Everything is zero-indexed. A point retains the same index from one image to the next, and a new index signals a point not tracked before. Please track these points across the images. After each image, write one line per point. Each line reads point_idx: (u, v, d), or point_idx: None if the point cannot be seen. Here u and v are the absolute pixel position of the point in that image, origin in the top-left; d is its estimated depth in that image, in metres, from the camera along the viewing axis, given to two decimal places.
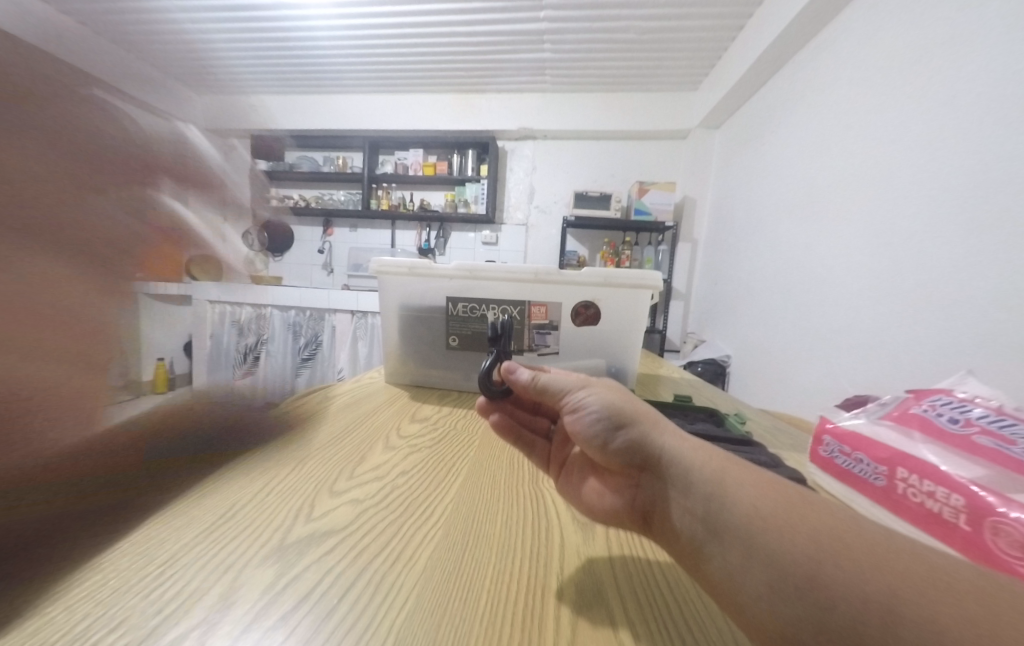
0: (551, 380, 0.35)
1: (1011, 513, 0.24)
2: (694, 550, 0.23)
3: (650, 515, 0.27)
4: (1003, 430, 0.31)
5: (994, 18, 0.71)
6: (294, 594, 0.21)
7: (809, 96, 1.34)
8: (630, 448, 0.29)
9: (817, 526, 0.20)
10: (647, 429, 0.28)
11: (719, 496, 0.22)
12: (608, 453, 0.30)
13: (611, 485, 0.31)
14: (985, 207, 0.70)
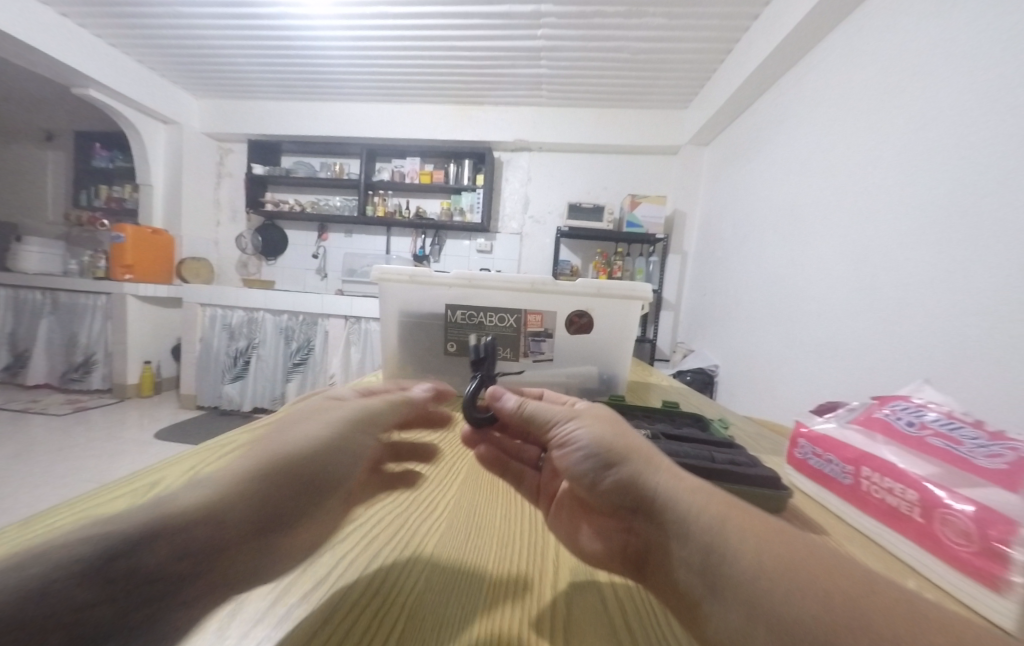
0: (536, 408, 0.32)
1: (954, 505, 0.27)
2: (691, 605, 0.21)
3: (643, 563, 0.25)
4: (951, 430, 0.34)
5: (959, 54, 0.77)
6: (306, 583, 0.22)
7: (793, 119, 1.41)
8: (623, 487, 0.26)
9: (815, 573, 0.19)
10: (640, 468, 0.25)
11: (721, 545, 0.20)
12: (598, 494, 0.27)
13: (600, 528, 0.28)
14: (945, 227, 0.75)
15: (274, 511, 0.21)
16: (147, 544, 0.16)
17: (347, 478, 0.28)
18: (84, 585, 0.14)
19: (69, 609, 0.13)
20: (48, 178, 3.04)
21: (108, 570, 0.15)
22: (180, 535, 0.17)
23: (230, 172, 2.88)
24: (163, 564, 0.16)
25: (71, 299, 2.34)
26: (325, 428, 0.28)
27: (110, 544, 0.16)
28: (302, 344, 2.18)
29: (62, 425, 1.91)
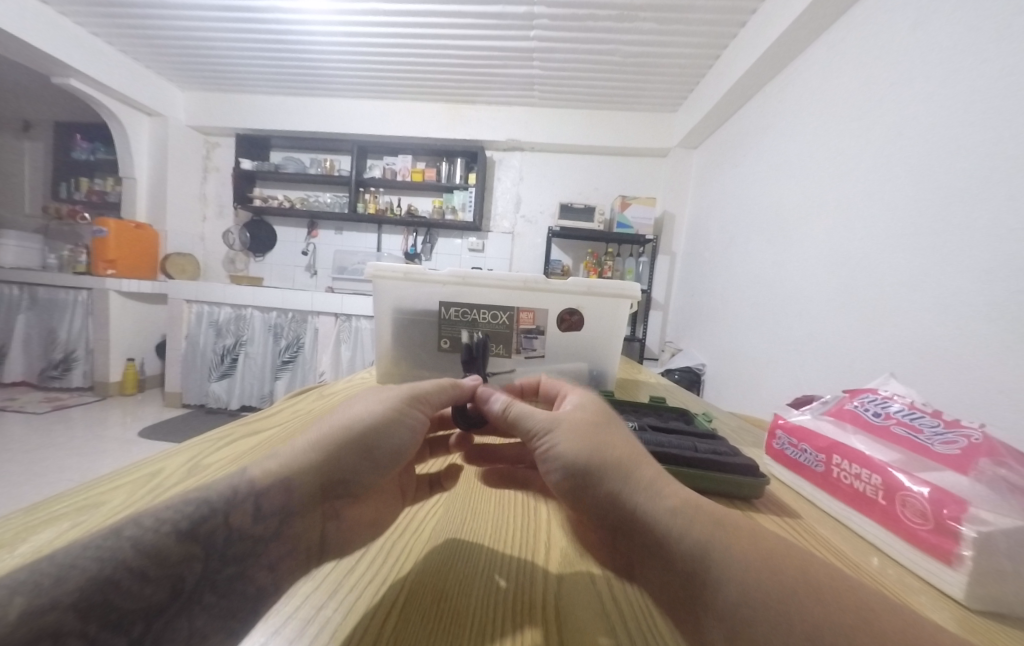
0: (518, 412, 0.34)
1: (914, 488, 0.30)
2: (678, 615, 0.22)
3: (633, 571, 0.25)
4: (912, 420, 0.37)
5: (934, 64, 0.81)
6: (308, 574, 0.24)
7: (779, 125, 1.45)
8: (606, 501, 0.27)
9: (806, 583, 0.20)
10: (623, 484, 0.26)
11: (709, 567, 0.21)
12: (583, 503, 0.28)
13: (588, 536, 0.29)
14: (918, 230, 0.78)
15: (339, 479, 0.29)
16: (235, 508, 0.23)
17: (405, 450, 0.33)
18: (180, 541, 0.20)
19: (174, 559, 0.20)
20: (25, 168, 2.93)
21: (201, 532, 0.21)
22: (253, 506, 0.24)
23: (216, 166, 2.82)
24: (243, 523, 0.23)
25: (50, 294, 2.28)
26: (381, 406, 0.32)
27: (201, 508, 0.22)
28: (291, 342, 2.15)
29: (39, 424, 1.85)
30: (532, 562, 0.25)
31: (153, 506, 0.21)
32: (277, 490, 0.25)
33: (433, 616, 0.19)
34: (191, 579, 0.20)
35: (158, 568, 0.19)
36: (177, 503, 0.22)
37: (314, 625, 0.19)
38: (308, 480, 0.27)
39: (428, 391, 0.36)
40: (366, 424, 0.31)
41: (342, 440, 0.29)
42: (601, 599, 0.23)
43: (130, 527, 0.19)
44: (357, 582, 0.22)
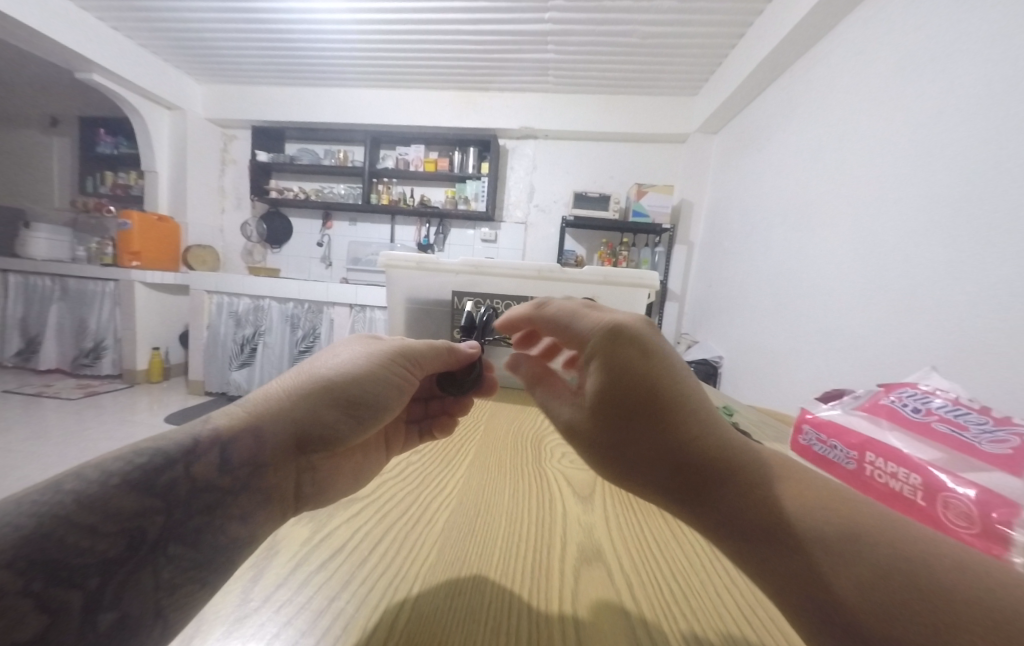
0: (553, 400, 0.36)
1: (960, 490, 0.28)
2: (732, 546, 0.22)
3: None
4: (957, 417, 0.35)
5: (985, 31, 0.73)
6: (317, 560, 0.24)
7: (806, 105, 1.37)
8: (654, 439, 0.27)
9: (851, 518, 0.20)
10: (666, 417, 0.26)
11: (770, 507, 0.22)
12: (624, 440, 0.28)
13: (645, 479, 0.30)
14: (964, 215, 0.72)
15: (317, 432, 0.29)
16: (198, 458, 0.24)
17: (389, 404, 0.35)
18: (133, 495, 0.20)
19: (128, 514, 0.20)
20: (54, 163, 3.03)
21: (160, 481, 0.22)
22: (218, 458, 0.24)
23: (233, 159, 2.87)
24: (208, 476, 0.24)
25: (79, 286, 2.37)
26: (366, 358, 0.34)
27: (159, 459, 0.23)
28: (308, 331, 2.20)
29: (74, 409, 1.95)
30: (545, 559, 0.25)
31: (100, 460, 0.21)
32: (243, 440, 0.26)
33: (447, 611, 0.19)
34: (151, 532, 0.21)
35: (109, 524, 0.19)
36: (129, 455, 0.22)
37: (327, 615, 0.19)
38: (281, 432, 0.28)
39: (420, 353, 0.38)
40: (347, 378, 0.31)
41: (320, 389, 0.30)
42: (616, 594, 0.22)
43: (73, 480, 0.20)
44: (370, 574, 0.22)
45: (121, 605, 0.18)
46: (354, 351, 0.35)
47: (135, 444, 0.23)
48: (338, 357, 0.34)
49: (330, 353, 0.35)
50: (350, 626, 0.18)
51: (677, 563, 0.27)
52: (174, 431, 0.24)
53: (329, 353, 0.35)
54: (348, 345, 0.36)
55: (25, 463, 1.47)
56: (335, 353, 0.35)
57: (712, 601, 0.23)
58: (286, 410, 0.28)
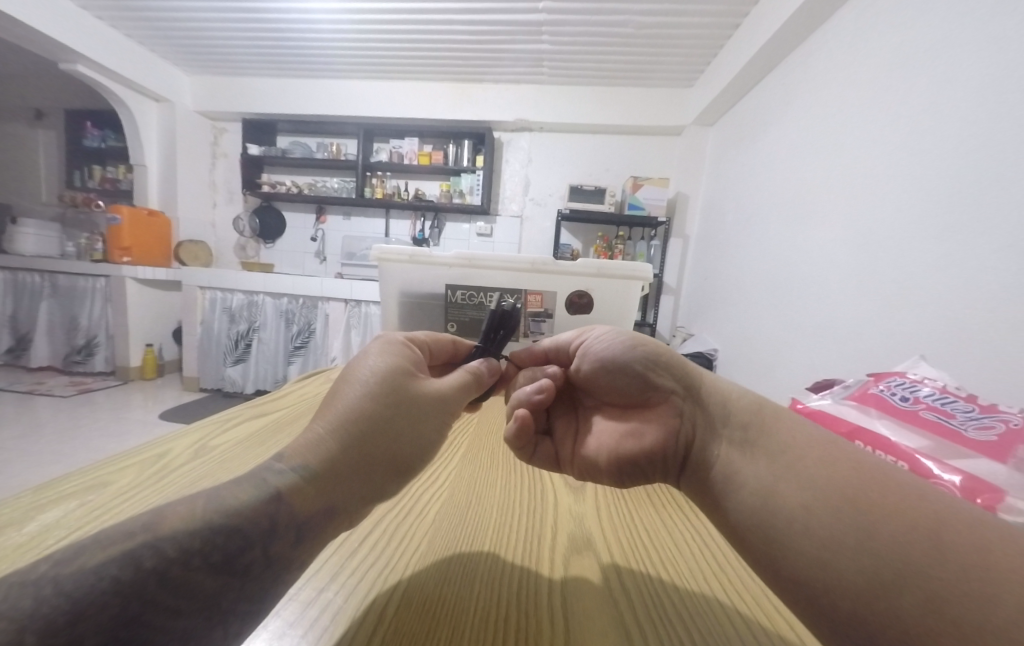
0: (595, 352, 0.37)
1: (944, 476, 0.29)
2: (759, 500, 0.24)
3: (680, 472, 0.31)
4: (943, 405, 0.35)
5: (980, 20, 0.72)
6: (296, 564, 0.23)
7: (800, 97, 1.37)
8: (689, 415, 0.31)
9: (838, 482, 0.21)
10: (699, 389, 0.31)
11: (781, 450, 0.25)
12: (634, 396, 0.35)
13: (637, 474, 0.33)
14: (957, 207, 0.72)
15: (363, 503, 0.25)
16: (277, 536, 0.19)
17: (430, 449, 0.31)
18: (214, 576, 0.16)
19: (208, 591, 0.15)
20: (40, 157, 2.97)
21: (239, 561, 0.17)
22: (295, 534, 0.20)
23: (224, 152, 2.82)
24: (286, 553, 0.19)
25: (69, 282, 2.34)
26: (405, 398, 0.30)
27: (234, 525, 0.17)
28: (302, 327, 2.19)
29: (67, 406, 1.94)
30: (535, 548, 0.25)
31: (173, 525, 0.16)
32: (317, 518, 0.21)
33: (436, 597, 0.20)
34: (229, 602, 0.16)
35: (190, 601, 0.15)
36: (206, 524, 0.16)
37: (315, 607, 0.19)
38: (343, 508, 0.23)
39: (453, 400, 0.34)
40: (391, 434, 0.27)
41: (364, 442, 0.26)
42: (605, 574, 0.23)
43: (149, 555, 0.14)
44: (360, 564, 0.22)
45: None
46: (388, 375, 0.30)
47: (209, 510, 0.17)
48: (372, 391, 0.28)
49: (360, 366, 0.31)
50: (339, 614, 0.18)
51: (668, 550, 0.27)
52: (237, 488, 0.19)
53: (360, 367, 0.31)
54: (376, 361, 0.31)
55: (16, 461, 1.46)
56: (368, 376, 0.30)
57: (700, 588, 0.23)
58: (356, 488, 0.24)
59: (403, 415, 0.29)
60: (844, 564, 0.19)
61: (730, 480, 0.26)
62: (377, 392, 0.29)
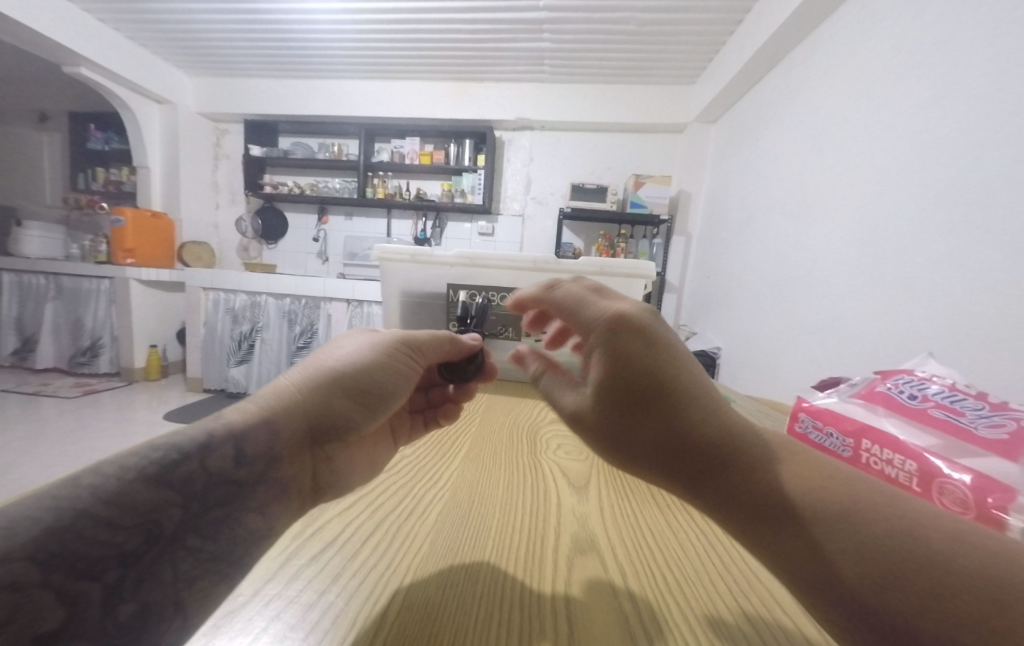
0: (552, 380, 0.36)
1: (956, 475, 0.28)
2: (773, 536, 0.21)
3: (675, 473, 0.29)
4: (953, 403, 0.35)
5: (987, 12, 0.71)
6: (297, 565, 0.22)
7: (803, 93, 1.36)
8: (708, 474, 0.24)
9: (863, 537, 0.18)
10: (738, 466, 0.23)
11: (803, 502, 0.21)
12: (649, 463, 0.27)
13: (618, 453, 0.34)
14: (965, 201, 0.71)
15: (327, 423, 0.31)
16: (214, 452, 0.24)
17: (394, 392, 0.36)
18: (149, 488, 0.20)
19: (144, 507, 0.19)
20: (44, 160, 2.99)
21: (176, 477, 0.21)
22: (233, 452, 0.25)
23: (227, 153, 2.83)
24: (224, 468, 0.24)
25: (74, 284, 2.36)
26: (369, 351, 0.35)
27: (174, 454, 0.22)
28: (306, 327, 2.19)
29: (73, 408, 1.96)
30: (538, 549, 0.25)
31: (115, 456, 0.20)
32: (259, 435, 0.26)
33: (438, 602, 0.19)
34: (169, 525, 0.20)
35: (127, 516, 0.18)
36: (145, 450, 0.21)
37: (316, 608, 0.19)
38: (293, 424, 0.29)
39: (422, 342, 0.38)
40: (353, 369, 0.33)
41: (329, 383, 0.31)
42: (608, 576, 0.23)
43: (89, 475, 0.19)
44: (361, 566, 0.22)
45: (141, 595, 0.18)
46: (358, 342, 0.36)
47: (152, 441, 0.22)
48: (340, 353, 0.34)
49: (340, 343, 0.36)
50: (341, 618, 0.18)
51: (671, 553, 0.26)
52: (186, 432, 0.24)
53: (339, 344, 0.36)
54: (348, 337, 0.37)
55: (26, 461, 1.48)
56: (337, 346, 0.35)
57: (711, 590, 0.23)
58: (304, 462, 0.29)
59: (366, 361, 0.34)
60: (860, 575, 0.17)
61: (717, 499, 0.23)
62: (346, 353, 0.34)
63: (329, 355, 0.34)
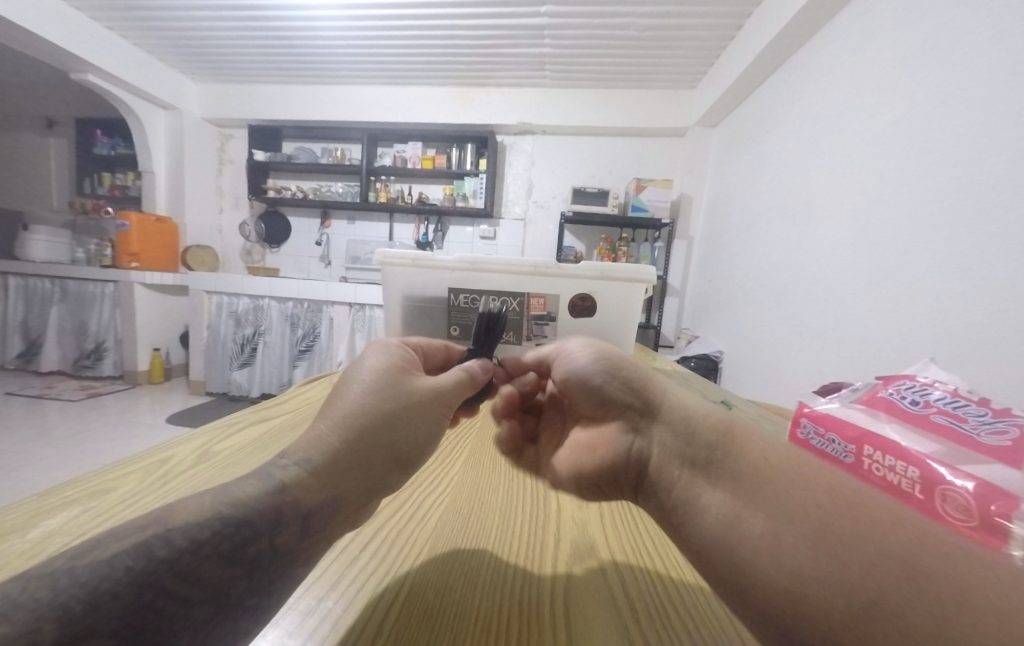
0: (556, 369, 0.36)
1: (959, 483, 0.28)
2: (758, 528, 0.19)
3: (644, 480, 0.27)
4: (956, 409, 0.35)
5: (989, 18, 0.71)
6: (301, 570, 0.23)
7: (804, 98, 1.36)
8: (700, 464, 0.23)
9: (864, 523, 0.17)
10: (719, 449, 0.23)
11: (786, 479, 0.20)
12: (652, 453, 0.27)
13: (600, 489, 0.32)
14: (969, 205, 0.71)
15: (372, 491, 0.26)
16: (282, 527, 0.19)
17: (425, 446, 0.32)
18: (222, 566, 0.16)
19: (215, 581, 0.16)
20: (52, 167, 3.03)
21: (246, 554, 0.17)
22: (301, 526, 0.20)
23: (230, 158, 2.87)
24: (291, 544, 0.19)
25: (79, 288, 2.38)
26: (405, 397, 0.31)
27: (243, 525, 0.18)
28: (308, 330, 2.20)
29: (76, 411, 1.97)
30: (538, 554, 0.25)
31: (187, 518, 0.16)
32: (323, 509, 0.21)
33: (438, 603, 0.20)
34: (237, 593, 0.16)
35: (198, 588, 0.15)
36: (213, 512, 0.17)
37: (315, 614, 0.19)
38: (348, 499, 0.24)
39: (452, 393, 0.35)
40: (395, 428, 0.29)
41: (370, 443, 0.27)
42: (604, 582, 0.23)
43: (161, 544, 0.15)
44: (359, 571, 0.23)
45: None
46: (383, 371, 0.32)
47: (218, 504, 0.18)
48: (373, 389, 0.30)
49: (362, 372, 0.32)
50: (339, 623, 0.18)
51: (665, 556, 0.27)
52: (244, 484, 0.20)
53: (362, 374, 0.31)
54: (365, 361, 0.33)
55: (28, 464, 1.48)
56: (361, 381, 0.31)
57: (694, 591, 0.23)
58: (344, 522, 0.23)
59: (409, 407, 0.31)
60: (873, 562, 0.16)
61: (694, 504, 0.22)
62: (376, 383, 0.31)
63: (356, 386, 0.30)
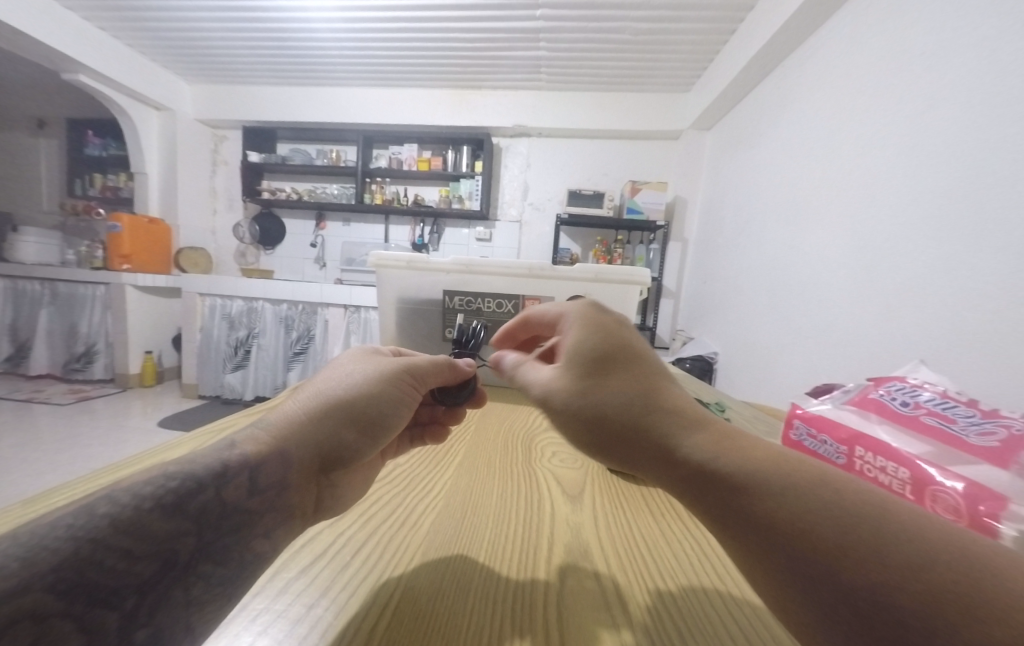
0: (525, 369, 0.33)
1: (949, 483, 0.28)
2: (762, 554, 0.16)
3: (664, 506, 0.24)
4: (945, 410, 0.35)
5: (978, 26, 0.73)
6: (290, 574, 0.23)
7: (797, 102, 1.38)
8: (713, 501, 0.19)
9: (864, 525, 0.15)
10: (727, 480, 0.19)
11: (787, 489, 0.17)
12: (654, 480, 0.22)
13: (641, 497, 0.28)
14: (958, 208, 0.72)
15: (334, 453, 0.28)
16: (228, 481, 0.21)
17: (394, 421, 0.34)
18: (166, 517, 0.18)
19: (159, 537, 0.18)
20: (42, 167, 3.00)
21: (191, 505, 0.19)
22: (248, 479, 0.22)
23: (224, 159, 2.84)
24: (238, 498, 0.21)
25: (69, 289, 2.35)
26: (369, 374, 0.33)
27: (190, 481, 0.20)
28: (302, 333, 2.19)
29: (65, 415, 1.93)
30: (532, 557, 0.25)
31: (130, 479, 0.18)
32: (272, 462, 0.24)
33: (430, 612, 0.19)
34: (185, 553, 0.18)
35: (142, 544, 0.17)
36: (158, 475, 0.19)
37: (305, 622, 0.19)
38: (304, 453, 0.26)
39: (423, 370, 0.37)
40: (356, 394, 0.31)
41: (328, 409, 0.29)
42: (601, 586, 0.23)
43: (104, 503, 0.17)
44: (351, 575, 0.22)
45: (155, 622, 0.16)
46: (353, 363, 0.35)
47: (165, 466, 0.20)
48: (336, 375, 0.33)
49: (335, 368, 0.35)
50: (330, 629, 0.18)
51: (664, 560, 0.27)
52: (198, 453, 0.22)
53: (335, 370, 0.35)
54: (341, 359, 0.36)
55: (15, 469, 1.46)
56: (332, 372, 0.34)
57: (693, 599, 0.23)
58: (306, 492, 0.25)
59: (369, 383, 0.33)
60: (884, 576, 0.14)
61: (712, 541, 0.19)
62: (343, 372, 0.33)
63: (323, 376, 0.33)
